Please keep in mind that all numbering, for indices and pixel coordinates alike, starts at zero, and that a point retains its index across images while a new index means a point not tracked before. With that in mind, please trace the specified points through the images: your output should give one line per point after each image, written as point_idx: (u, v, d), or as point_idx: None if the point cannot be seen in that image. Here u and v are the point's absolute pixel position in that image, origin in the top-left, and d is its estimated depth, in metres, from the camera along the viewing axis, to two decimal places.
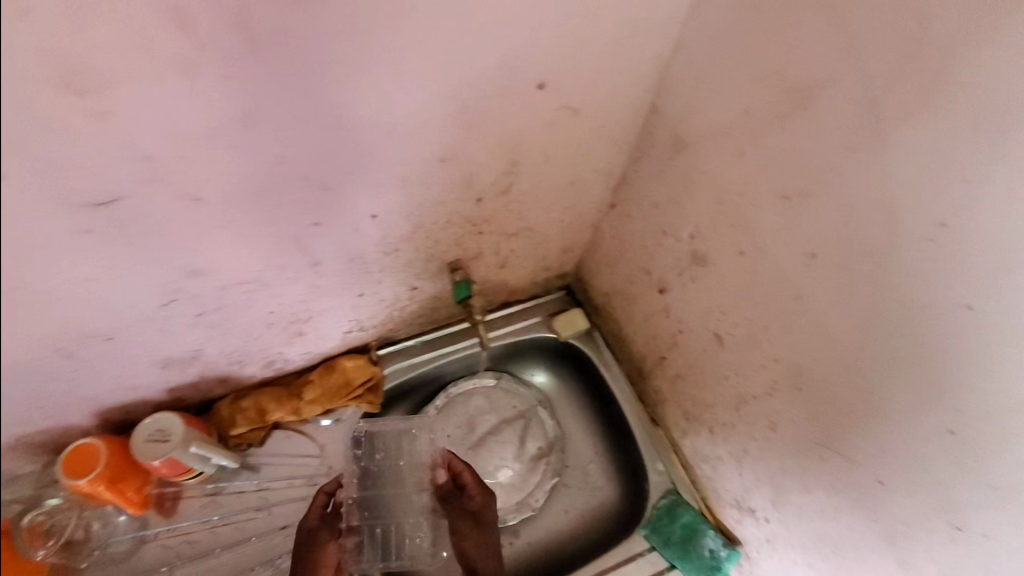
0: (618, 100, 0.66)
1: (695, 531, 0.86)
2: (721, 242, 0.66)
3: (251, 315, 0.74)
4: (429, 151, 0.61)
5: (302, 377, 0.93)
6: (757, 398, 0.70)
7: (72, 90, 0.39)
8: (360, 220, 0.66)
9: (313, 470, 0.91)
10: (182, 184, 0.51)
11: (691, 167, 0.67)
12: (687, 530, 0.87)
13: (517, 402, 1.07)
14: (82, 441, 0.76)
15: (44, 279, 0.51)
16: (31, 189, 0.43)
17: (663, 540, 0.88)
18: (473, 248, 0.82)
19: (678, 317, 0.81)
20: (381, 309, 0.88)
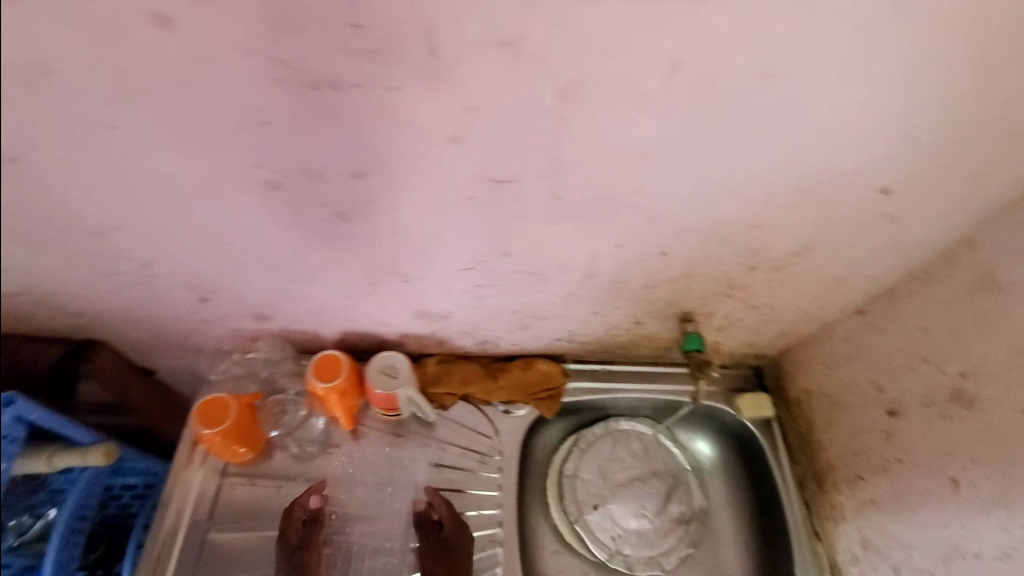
0: (938, 222, 0.67)
1: None
2: (1005, 392, 0.65)
3: (508, 299, 0.83)
4: (749, 217, 0.66)
5: (498, 363, 1.01)
6: (983, 559, 0.67)
7: (558, 97, 0.49)
8: (652, 254, 0.72)
9: (486, 448, 0.97)
10: (561, 186, 0.59)
11: (992, 310, 0.66)
12: None
13: (670, 460, 1.07)
14: (332, 354, 0.90)
15: (419, 218, 0.64)
16: (471, 155, 0.55)
17: None
18: (713, 308, 0.85)
19: (902, 444, 0.79)
20: (597, 331, 0.94)
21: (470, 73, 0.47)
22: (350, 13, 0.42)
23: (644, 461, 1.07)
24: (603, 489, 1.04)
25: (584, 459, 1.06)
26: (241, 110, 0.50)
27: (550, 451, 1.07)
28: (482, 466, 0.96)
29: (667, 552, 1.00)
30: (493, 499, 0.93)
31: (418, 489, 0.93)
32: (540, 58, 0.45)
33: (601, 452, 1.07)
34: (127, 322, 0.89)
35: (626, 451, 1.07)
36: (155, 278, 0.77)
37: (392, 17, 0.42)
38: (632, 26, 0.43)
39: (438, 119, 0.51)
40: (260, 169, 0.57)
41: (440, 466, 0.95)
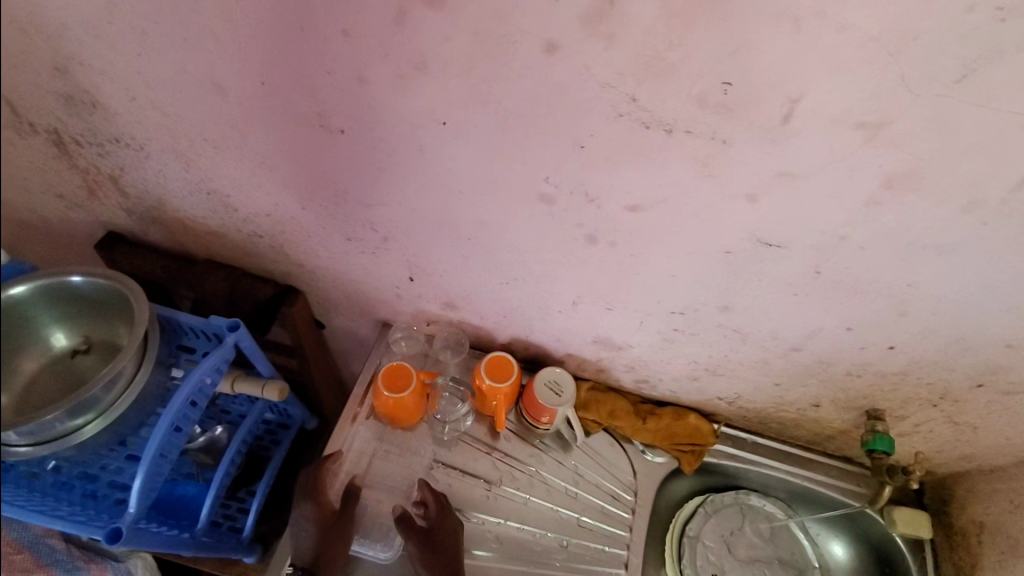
0: None
1: None
2: None
3: (695, 349, 0.83)
4: (1008, 337, 0.62)
5: (646, 404, 1.02)
6: None
7: (887, 182, 0.49)
8: (878, 346, 0.69)
9: (623, 486, 0.98)
10: (831, 261, 0.59)
11: None
12: None
13: (799, 551, 1.01)
14: (503, 355, 0.95)
15: (663, 257, 0.66)
16: (758, 214, 0.56)
17: None
18: (909, 413, 0.81)
19: None
20: (763, 401, 0.92)
21: (808, 144, 0.48)
22: (728, 74, 0.44)
23: (772, 544, 1.02)
24: (726, 559, 0.99)
25: (711, 522, 1.02)
26: (563, 133, 0.54)
27: (675, 503, 1.04)
28: (615, 502, 0.96)
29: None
30: (623, 540, 0.93)
31: (554, 507, 0.94)
32: (894, 146, 0.46)
33: (729, 520, 1.03)
34: (331, 281, 0.97)
35: (755, 527, 1.03)
36: (385, 251, 0.84)
37: (765, 84, 0.44)
38: (1007, 134, 0.43)
39: (747, 177, 0.53)
40: (545, 183, 0.61)
41: (576, 490, 0.96)
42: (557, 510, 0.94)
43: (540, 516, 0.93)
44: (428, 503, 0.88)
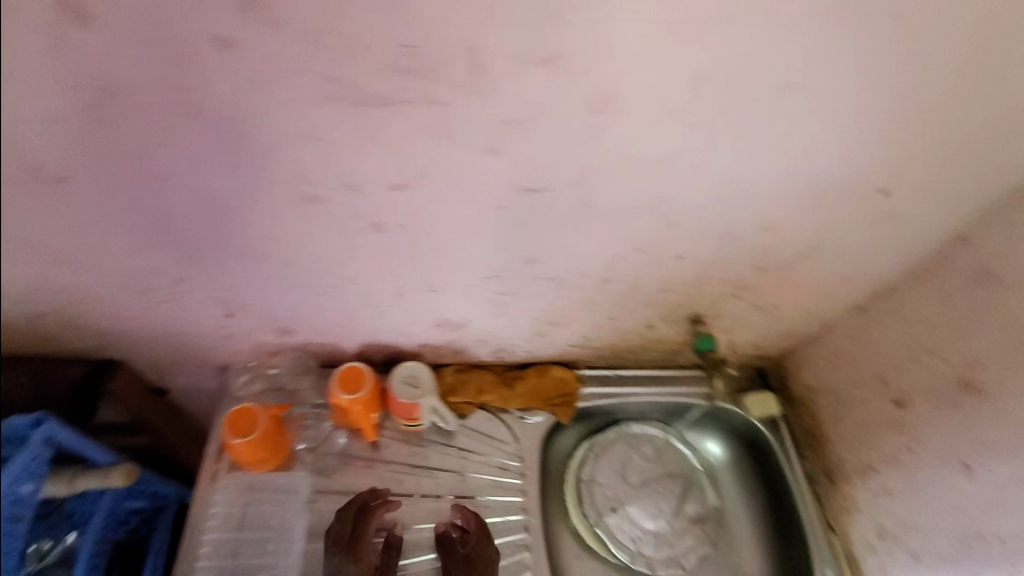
0: (933, 220, 0.71)
1: None
2: (1008, 378, 0.68)
3: (527, 306, 0.86)
4: (760, 220, 0.70)
5: (513, 371, 1.04)
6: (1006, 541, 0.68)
7: (593, 107, 0.52)
8: (667, 257, 0.75)
9: (508, 455, 0.99)
10: (592, 192, 0.63)
11: (990, 301, 0.69)
12: None
13: (682, 462, 1.11)
14: (354, 365, 0.93)
15: (449, 227, 0.67)
16: (504, 166, 0.59)
17: None
18: (723, 309, 0.89)
19: (913, 435, 0.81)
20: (609, 336, 0.98)
21: (509, 88, 0.50)
22: (403, 35, 0.45)
23: (658, 463, 1.10)
24: (621, 491, 1.07)
25: (600, 463, 1.10)
26: (289, 129, 0.53)
27: (566, 457, 1.10)
28: (505, 472, 0.98)
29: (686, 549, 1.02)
30: (520, 505, 0.96)
31: (445, 497, 0.94)
32: (581, 73, 0.49)
33: (615, 456, 1.11)
34: (150, 340, 0.90)
35: (640, 454, 1.11)
36: (185, 294, 0.78)
37: (441, 38, 0.46)
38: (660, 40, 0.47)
39: (478, 133, 0.54)
40: (303, 183, 0.60)
41: (464, 474, 0.96)
42: (449, 499, 0.94)
43: (432, 511, 0.92)
44: (467, 529, 0.87)
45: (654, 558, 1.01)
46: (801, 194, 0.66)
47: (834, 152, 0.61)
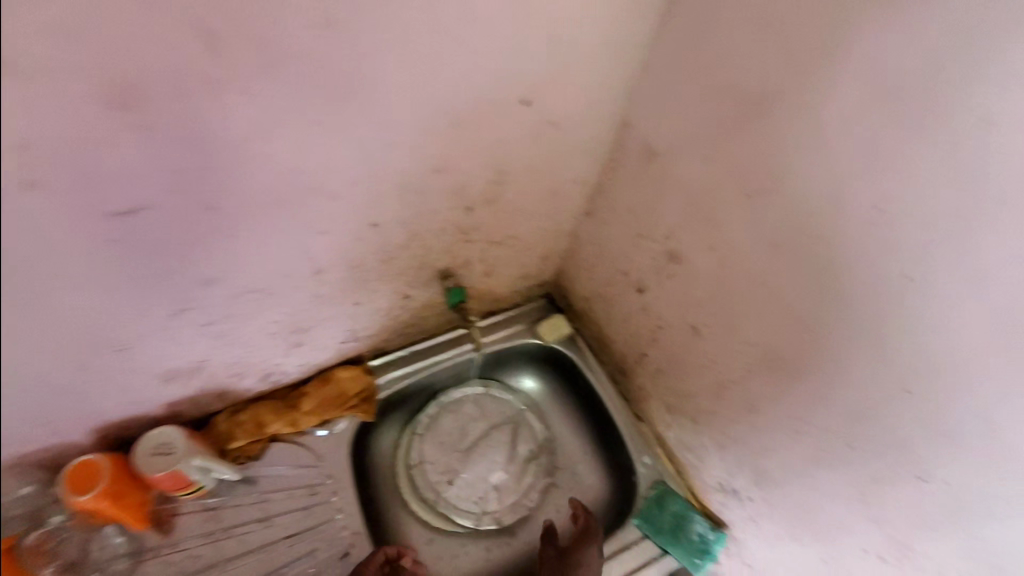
0: (593, 116, 0.73)
1: (683, 519, 0.92)
2: (694, 241, 0.73)
3: (256, 324, 0.78)
4: (425, 164, 0.67)
5: (296, 390, 0.96)
6: (735, 382, 0.75)
7: (120, 102, 0.44)
8: (361, 228, 0.71)
9: (313, 479, 0.92)
10: (210, 192, 0.55)
11: (661, 176, 0.73)
12: (677, 518, 0.92)
13: (506, 409, 1.12)
14: (83, 458, 0.77)
15: (64, 284, 0.53)
16: (62, 194, 0.46)
17: (654, 528, 0.92)
18: (463, 255, 0.88)
19: (657, 314, 0.86)
20: (375, 319, 0.93)
21: None
22: None
23: (484, 419, 1.10)
24: (455, 461, 1.06)
25: (427, 442, 1.06)
26: None
27: (391, 451, 1.05)
28: (316, 497, 0.91)
29: (528, 486, 1.05)
30: (339, 524, 0.89)
31: (255, 550, 0.87)
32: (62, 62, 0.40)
33: (441, 429, 1.08)
34: None
35: (464, 418, 1.10)
36: None
37: None
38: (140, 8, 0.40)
39: None
40: None
41: (270, 518, 0.89)
42: (259, 551, 0.87)
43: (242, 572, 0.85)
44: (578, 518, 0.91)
45: (502, 510, 1.03)
46: (448, 126, 0.64)
47: (450, 76, 0.58)
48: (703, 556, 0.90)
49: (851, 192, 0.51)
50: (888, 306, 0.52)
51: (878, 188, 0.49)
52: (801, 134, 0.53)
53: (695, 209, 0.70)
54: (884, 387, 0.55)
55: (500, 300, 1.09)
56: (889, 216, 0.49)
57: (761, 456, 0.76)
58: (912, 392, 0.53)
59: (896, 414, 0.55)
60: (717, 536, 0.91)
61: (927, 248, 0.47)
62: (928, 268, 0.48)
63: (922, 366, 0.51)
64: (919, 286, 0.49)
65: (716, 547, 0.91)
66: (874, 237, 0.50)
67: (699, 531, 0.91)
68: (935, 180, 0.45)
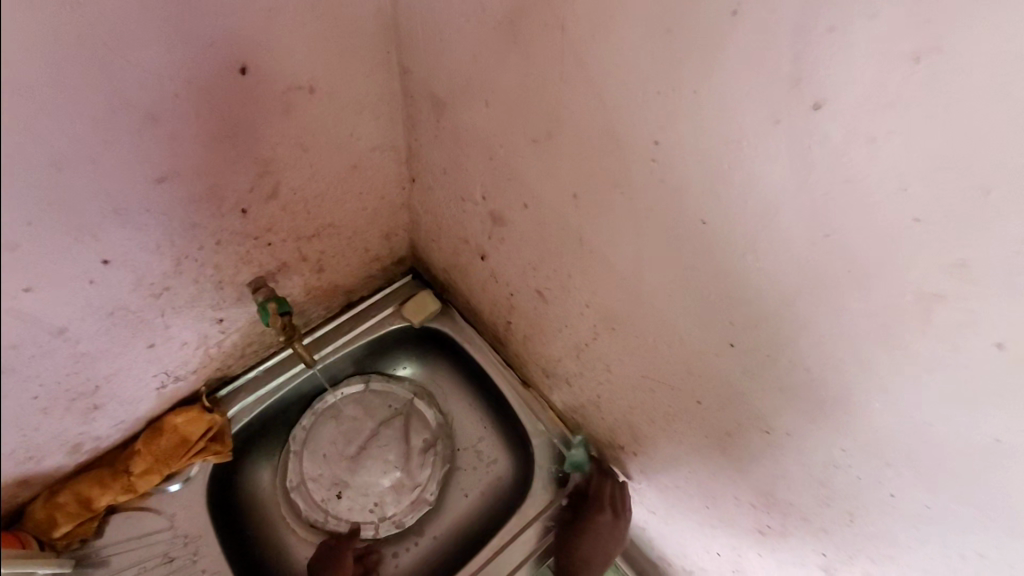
0: (355, 69, 0.59)
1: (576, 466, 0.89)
2: (507, 199, 0.61)
3: (12, 409, 0.62)
4: (138, 177, 0.52)
5: (126, 449, 0.83)
6: (588, 344, 0.67)
7: None
8: (91, 268, 0.56)
9: (167, 546, 0.82)
10: None
11: (455, 128, 0.61)
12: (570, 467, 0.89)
13: (392, 402, 1.00)
14: None
15: None
16: None
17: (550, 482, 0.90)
18: (269, 261, 0.74)
19: (505, 281, 0.76)
20: (192, 353, 0.79)
21: None
22: None
23: (368, 418, 0.99)
24: (341, 472, 0.95)
25: (306, 459, 0.95)
26: None
27: (270, 478, 0.95)
28: (171, 565, 0.82)
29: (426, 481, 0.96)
30: None
31: None
32: None
33: (321, 440, 0.97)
34: None
35: (345, 422, 0.98)
36: None
37: None
38: None
39: None
40: None
41: None
42: None
43: None
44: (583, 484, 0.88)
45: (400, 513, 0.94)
46: (145, 121, 0.48)
47: (108, 59, 0.43)
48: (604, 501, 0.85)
49: (624, 126, 0.40)
50: (688, 253, 0.43)
51: (648, 118, 0.38)
52: (560, 59, 0.42)
53: (497, 163, 0.58)
54: (710, 342, 0.48)
55: (353, 290, 0.96)
56: (665, 149, 0.39)
57: (630, 414, 0.70)
58: (736, 345, 0.45)
59: (727, 370, 0.48)
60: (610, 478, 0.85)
61: (714, 185, 0.37)
62: (719, 207, 0.38)
63: (738, 318, 0.43)
64: (715, 229, 0.39)
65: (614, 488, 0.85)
66: (662, 179, 0.40)
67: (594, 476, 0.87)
68: (703, 100, 0.34)
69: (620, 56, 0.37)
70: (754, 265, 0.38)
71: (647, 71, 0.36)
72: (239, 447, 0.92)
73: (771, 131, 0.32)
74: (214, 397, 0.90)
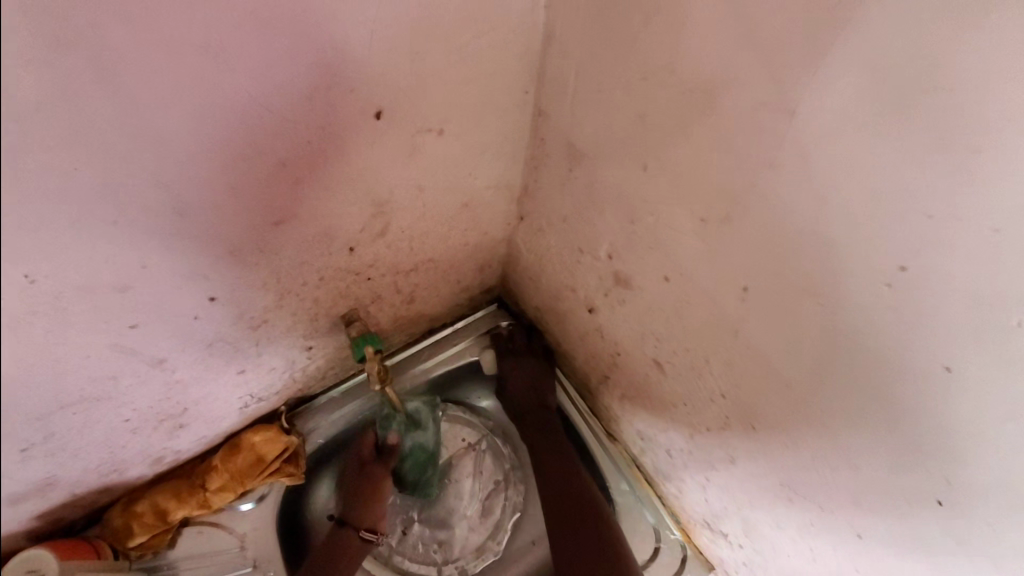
0: (489, 110, 0.53)
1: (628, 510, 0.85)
2: (643, 265, 0.54)
3: (105, 428, 0.61)
4: (255, 220, 0.48)
5: (204, 463, 0.81)
6: (711, 431, 0.59)
7: None
8: (197, 306, 0.53)
9: (234, 564, 0.81)
10: None
11: (590, 180, 0.54)
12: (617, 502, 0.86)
13: (466, 435, 0.96)
14: None
15: None
16: None
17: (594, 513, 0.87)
18: (365, 294, 0.70)
19: (613, 338, 0.69)
20: (277, 376, 0.77)
21: None
22: None
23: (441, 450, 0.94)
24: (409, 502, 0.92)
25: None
26: None
27: (333, 501, 0.89)
28: None
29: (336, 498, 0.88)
30: None
31: None
32: None
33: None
34: None
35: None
36: None
37: None
38: None
39: None
40: None
41: None
42: None
43: None
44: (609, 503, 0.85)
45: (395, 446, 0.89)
46: (272, 168, 0.44)
47: (243, 106, 0.39)
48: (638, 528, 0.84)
49: (855, 239, 0.32)
50: (905, 393, 0.35)
51: (895, 238, 0.30)
52: (773, 147, 0.34)
53: (639, 229, 0.51)
54: (904, 488, 0.40)
55: (437, 318, 0.92)
56: (913, 279, 0.31)
57: (747, 510, 0.62)
58: (947, 504, 0.37)
59: (918, 520, 0.40)
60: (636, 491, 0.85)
61: (984, 338, 0.29)
62: (983, 365, 0.30)
63: (960, 478, 0.35)
64: (965, 383, 0.31)
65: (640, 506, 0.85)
66: (899, 311, 0.32)
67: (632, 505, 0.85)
68: (1008, 246, 0.26)
69: (873, 163, 0.29)
70: (1014, 436, 0.30)
71: (917, 188, 0.28)
72: (311, 467, 0.89)
73: None
74: (291, 415, 0.88)
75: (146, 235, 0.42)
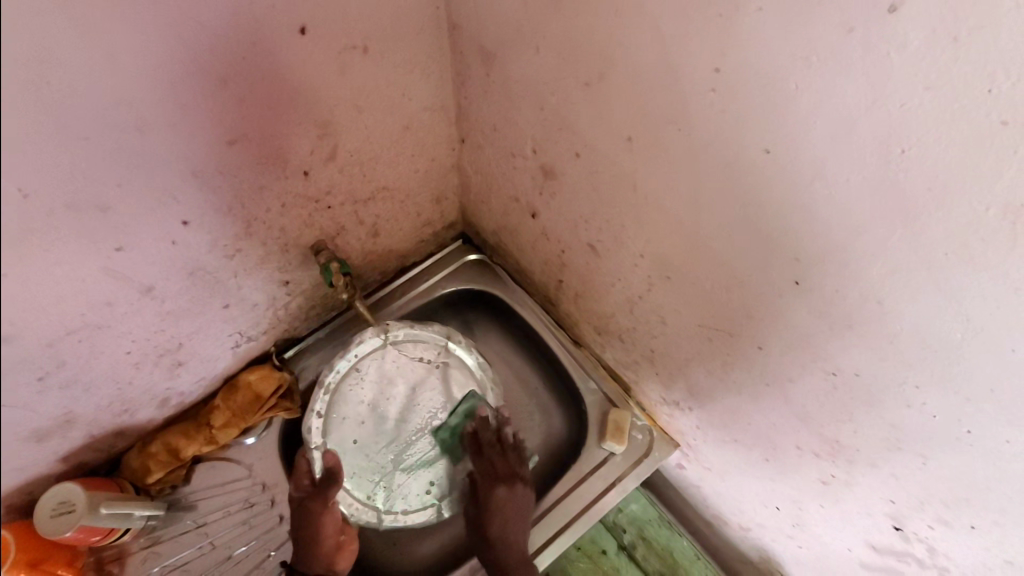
0: (404, 25, 0.60)
1: (600, 405, 0.93)
2: (558, 148, 0.61)
3: (109, 361, 0.69)
4: (209, 139, 0.55)
5: (207, 405, 0.88)
6: (642, 296, 0.67)
7: None
8: (173, 230, 0.60)
9: (248, 491, 0.89)
10: None
11: (503, 79, 0.61)
12: (591, 401, 0.93)
13: (422, 354, 0.92)
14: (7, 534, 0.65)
15: None
16: None
17: (575, 415, 0.96)
18: (329, 224, 0.78)
19: (556, 237, 0.76)
20: (261, 314, 0.84)
21: None
22: None
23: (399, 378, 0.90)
24: (380, 438, 0.89)
25: (338, 426, 0.87)
26: None
27: None
28: (253, 509, 0.89)
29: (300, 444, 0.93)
30: (283, 529, 0.88)
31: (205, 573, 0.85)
32: None
33: (347, 409, 0.88)
34: None
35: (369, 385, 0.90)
36: None
37: None
38: None
39: None
40: None
41: (212, 541, 0.86)
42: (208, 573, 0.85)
43: None
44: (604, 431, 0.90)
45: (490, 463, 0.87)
46: (217, 86, 0.51)
47: (184, 25, 0.45)
48: (613, 419, 0.90)
49: (683, 57, 0.39)
50: (748, 189, 0.42)
51: (706, 43, 0.37)
52: None
53: (547, 113, 0.58)
54: (773, 283, 0.47)
55: (406, 255, 0.99)
56: (726, 77, 0.38)
57: (685, 366, 0.70)
58: (802, 283, 0.44)
59: (790, 310, 0.47)
60: (606, 389, 0.94)
61: (782, 111, 0.36)
62: (787, 135, 0.37)
63: (803, 253, 0.42)
64: (780, 160, 0.38)
65: (611, 400, 0.93)
66: (723, 112, 0.40)
67: (604, 399, 0.93)
68: (773, 20, 0.33)
69: None
70: (822, 194, 0.37)
71: None
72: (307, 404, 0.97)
73: (846, 43, 0.31)
74: (282, 357, 0.95)
75: (117, 151, 0.48)
